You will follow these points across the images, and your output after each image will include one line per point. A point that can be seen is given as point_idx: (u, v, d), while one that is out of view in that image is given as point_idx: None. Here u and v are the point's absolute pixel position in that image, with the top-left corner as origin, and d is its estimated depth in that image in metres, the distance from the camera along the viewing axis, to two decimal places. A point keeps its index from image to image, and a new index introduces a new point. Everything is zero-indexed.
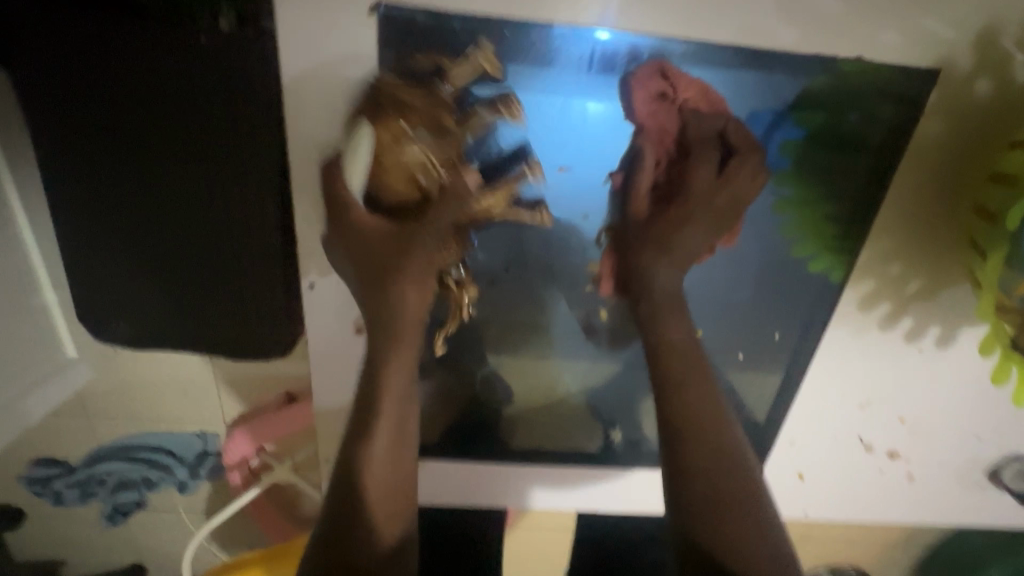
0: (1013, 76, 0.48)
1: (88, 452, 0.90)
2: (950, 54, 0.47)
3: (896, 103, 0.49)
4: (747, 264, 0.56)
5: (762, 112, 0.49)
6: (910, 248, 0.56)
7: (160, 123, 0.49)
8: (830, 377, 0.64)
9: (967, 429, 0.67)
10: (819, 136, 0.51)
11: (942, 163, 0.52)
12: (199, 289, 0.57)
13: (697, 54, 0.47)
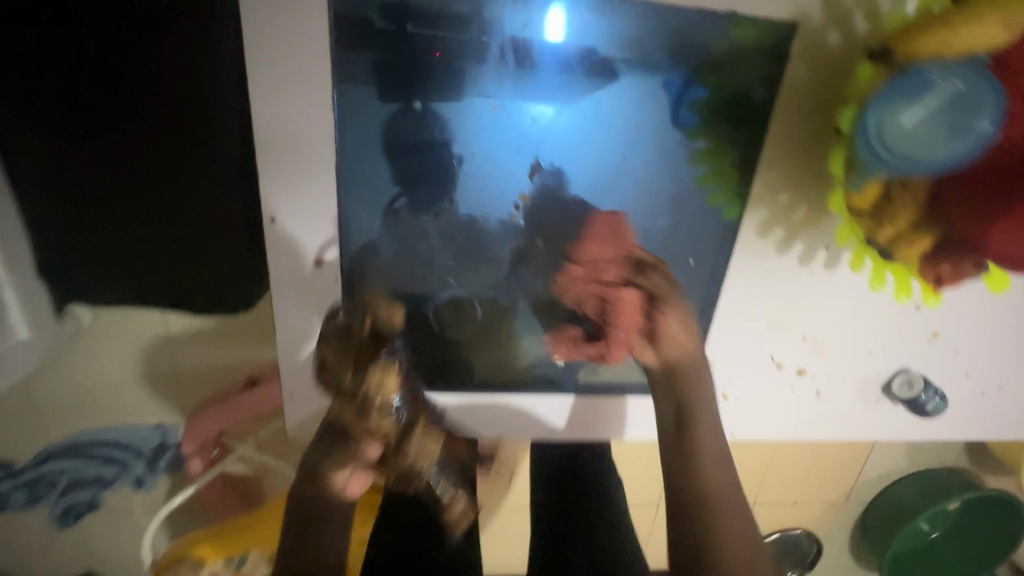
0: (857, 29, 0.57)
1: (34, 451, 0.87)
2: (803, 8, 0.55)
3: (769, 59, 0.58)
4: (653, 197, 0.64)
5: (670, 85, 0.59)
6: (793, 179, 0.63)
7: (115, 91, 0.53)
8: (737, 296, 0.69)
9: (865, 346, 0.72)
10: (718, 95, 0.60)
11: (809, 104, 0.60)
12: (165, 249, 0.61)
13: (632, 60, 0.58)
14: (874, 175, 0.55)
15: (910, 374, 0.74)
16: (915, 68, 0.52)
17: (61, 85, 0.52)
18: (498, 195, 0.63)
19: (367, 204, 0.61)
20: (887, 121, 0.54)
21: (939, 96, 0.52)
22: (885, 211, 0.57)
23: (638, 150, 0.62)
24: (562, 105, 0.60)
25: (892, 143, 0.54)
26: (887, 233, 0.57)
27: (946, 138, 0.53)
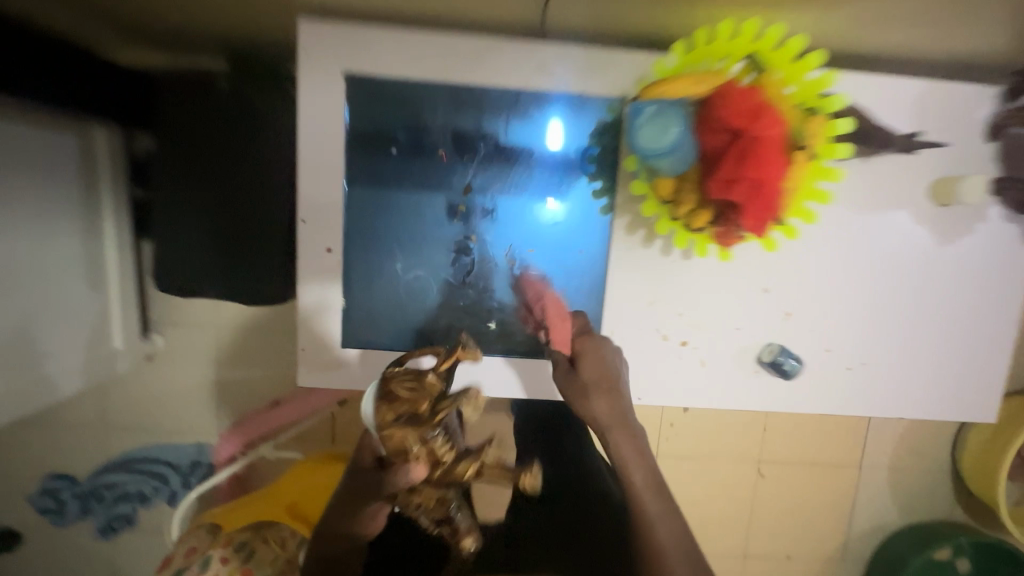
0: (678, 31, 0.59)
1: (93, 466, 1.04)
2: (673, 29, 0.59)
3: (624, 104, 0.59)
4: (583, 280, 0.64)
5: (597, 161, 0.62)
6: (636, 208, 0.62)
7: (213, 151, 0.78)
8: (624, 292, 0.64)
9: (760, 279, 0.64)
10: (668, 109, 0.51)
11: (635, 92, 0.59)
12: (239, 260, 0.80)
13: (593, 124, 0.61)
14: (668, 168, 0.52)
15: (779, 336, 0.66)
16: (641, 104, 0.52)
17: (184, 142, 0.79)
18: (444, 292, 0.67)
19: (377, 263, 0.66)
20: (646, 117, 0.52)
21: (676, 115, 0.50)
22: (694, 204, 0.53)
23: (573, 251, 0.64)
24: (562, 196, 0.64)
25: (653, 144, 0.51)
26: (697, 223, 0.54)
27: (681, 130, 0.50)
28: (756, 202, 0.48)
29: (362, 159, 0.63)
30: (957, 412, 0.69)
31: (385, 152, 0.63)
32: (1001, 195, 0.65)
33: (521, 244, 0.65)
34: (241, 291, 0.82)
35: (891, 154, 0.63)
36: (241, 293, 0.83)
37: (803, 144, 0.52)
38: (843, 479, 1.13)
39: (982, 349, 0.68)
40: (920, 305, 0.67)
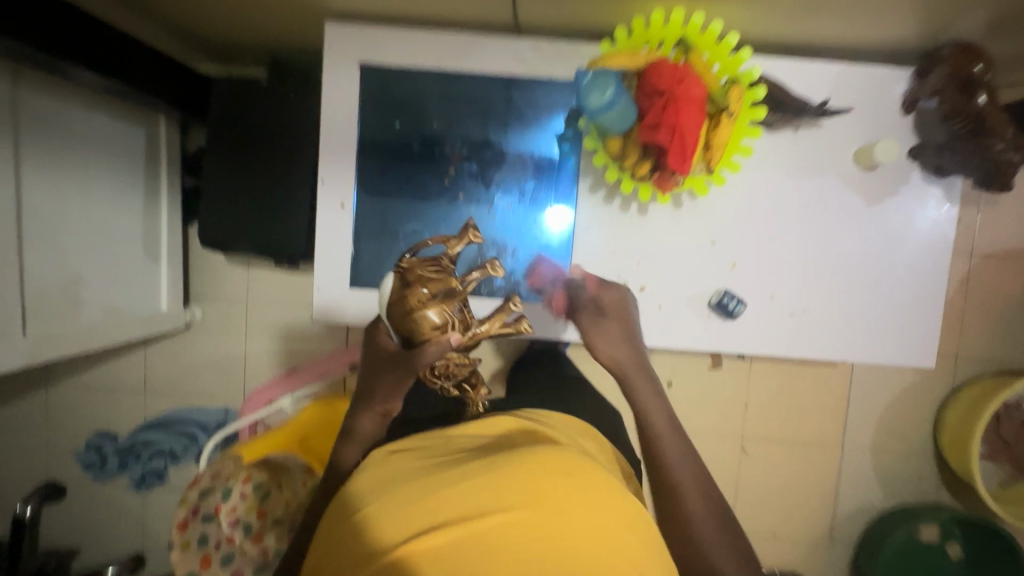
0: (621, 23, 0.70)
1: (134, 425, 1.17)
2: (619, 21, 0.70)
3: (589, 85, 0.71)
4: (566, 241, 0.76)
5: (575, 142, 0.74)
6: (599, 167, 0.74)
7: (249, 131, 0.89)
8: (588, 242, 0.75)
9: (706, 237, 0.75)
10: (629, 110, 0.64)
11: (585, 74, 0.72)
12: (269, 222, 0.90)
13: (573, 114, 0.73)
14: (613, 122, 0.63)
15: (726, 289, 0.75)
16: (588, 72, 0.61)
17: (224, 124, 0.89)
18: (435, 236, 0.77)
19: (382, 216, 0.78)
20: (587, 81, 0.61)
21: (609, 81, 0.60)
22: (641, 152, 0.65)
23: (562, 219, 0.76)
24: (547, 180, 0.76)
25: (595, 101, 0.61)
26: (643, 171, 0.66)
27: (616, 95, 0.61)
28: (676, 145, 0.61)
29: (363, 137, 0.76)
30: (894, 353, 0.77)
31: (383, 131, 0.77)
32: (916, 160, 0.73)
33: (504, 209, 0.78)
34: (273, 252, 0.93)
35: (813, 127, 0.72)
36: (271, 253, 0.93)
37: (723, 108, 0.64)
38: (827, 460, 1.17)
39: (917, 297, 0.76)
40: (858, 258, 0.75)
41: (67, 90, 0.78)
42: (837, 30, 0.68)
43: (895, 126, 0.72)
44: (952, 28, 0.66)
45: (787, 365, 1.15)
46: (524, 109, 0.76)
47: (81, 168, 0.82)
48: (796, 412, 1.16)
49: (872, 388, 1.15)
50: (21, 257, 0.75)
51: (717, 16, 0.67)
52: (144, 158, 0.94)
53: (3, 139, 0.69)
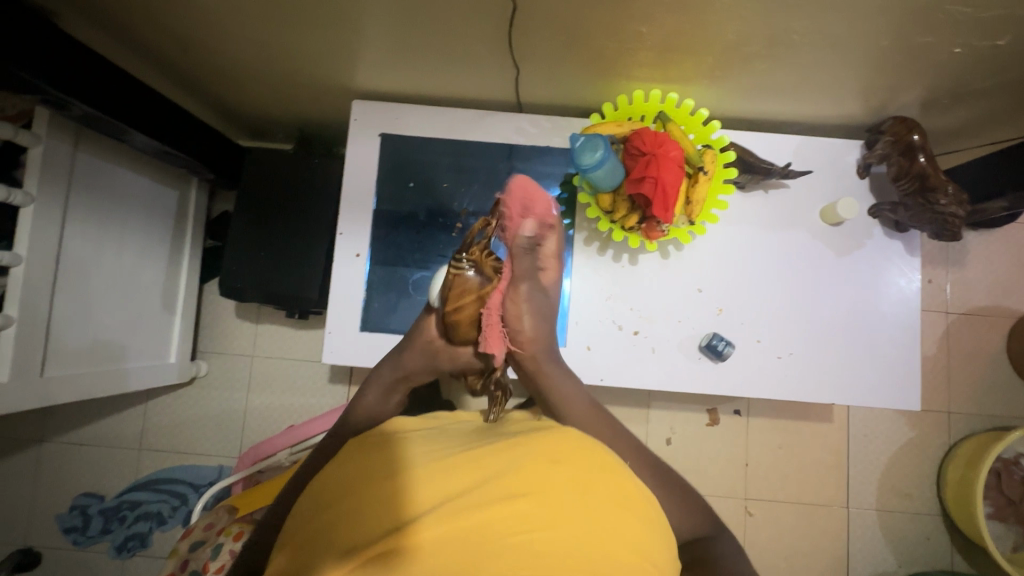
0: (606, 100, 0.82)
1: (124, 484, 1.14)
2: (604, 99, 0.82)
3: None
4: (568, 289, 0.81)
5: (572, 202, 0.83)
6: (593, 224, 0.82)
7: (270, 193, 0.96)
8: (585, 289, 0.81)
9: (692, 285, 0.81)
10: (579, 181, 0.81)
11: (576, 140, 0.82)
12: (282, 275, 0.96)
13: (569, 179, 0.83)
14: (601, 177, 0.71)
15: (716, 334, 0.80)
16: (578, 135, 0.71)
17: (248, 189, 0.97)
18: None
19: (393, 265, 0.84)
20: (578, 142, 0.70)
21: (598, 142, 0.70)
22: (628, 204, 0.73)
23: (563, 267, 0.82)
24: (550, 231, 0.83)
25: (584, 160, 0.70)
26: (631, 221, 0.74)
27: (604, 154, 0.70)
28: (659, 197, 0.69)
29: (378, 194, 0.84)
30: (877, 395, 0.81)
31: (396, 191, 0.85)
32: (877, 218, 0.81)
33: None
34: (285, 304, 0.98)
35: (781, 188, 0.82)
36: (284, 304, 0.98)
37: (699, 168, 0.73)
38: (834, 523, 1.15)
39: (893, 342, 0.81)
40: (835, 305, 0.81)
41: (118, 153, 0.87)
42: (793, 107, 0.80)
43: (853, 187, 0.82)
44: (891, 105, 0.77)
45: (784, 421, 1.16)
46: (525, 172, 0.84)
47: (120, 221, 0.90)
48: (797, 470, 1.15)
49: (869, 445, 1.16)
50: (52, 303, 0.79)
51: (689, 95, 0.78)
52: (174, 217, 1.02)
53: (56, 192, 0.76)
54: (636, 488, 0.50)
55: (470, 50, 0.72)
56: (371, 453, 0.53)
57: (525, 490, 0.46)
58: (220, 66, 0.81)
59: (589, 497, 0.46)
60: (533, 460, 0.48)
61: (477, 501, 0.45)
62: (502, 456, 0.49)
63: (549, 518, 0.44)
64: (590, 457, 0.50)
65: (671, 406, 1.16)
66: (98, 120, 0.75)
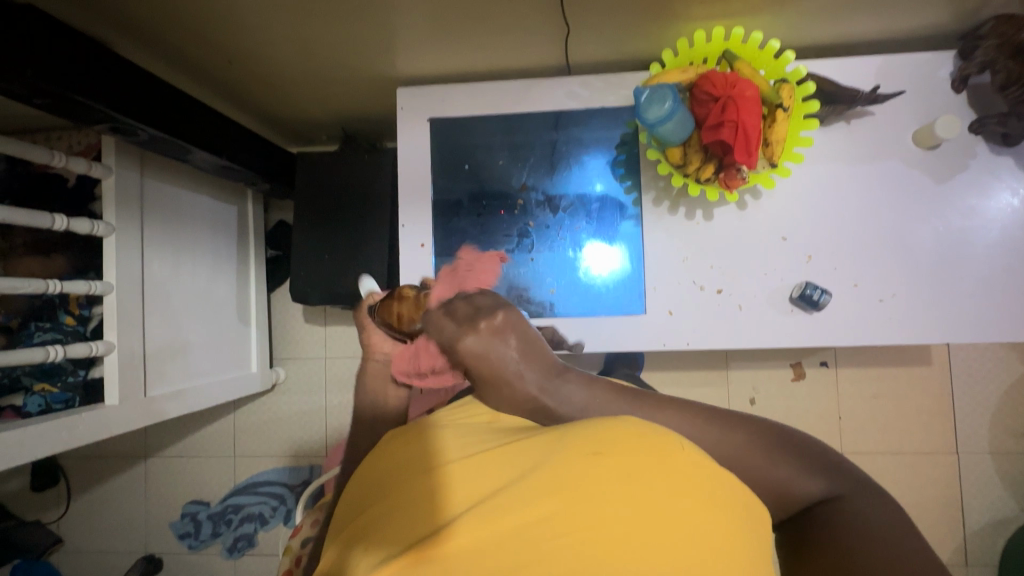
0: (660, 48, 0.76)
1: (226, 490, 1.20)
2: (657, 48, 0.77)
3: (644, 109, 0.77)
4: (640, 254, 0.78)
5: (633, 163, 0.79)
6: (660, 184, 0.77)
7: (324, 195, 0.96)
8: (661, 253, 0.77)
9: (771, 233, 0.76)
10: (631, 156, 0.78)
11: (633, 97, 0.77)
12: (348, 273, 0.96)
13: (628, 139, 0.79)
14: (671, 128, 0.67)
15: (807, 282, 0.75)
16: (639, 90, 0.67)
17: (302, 193, 0.97)
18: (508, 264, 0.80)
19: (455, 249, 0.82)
20: (643, 96, 0.66)
21: (665, 92, 0.66)
22: (701, 155, 0.69)
23: (630, 231, 0.80)
24: (614, 194, 0.80)
25: (651, 115, 0.66)
26: (707, 173, 0.70)
27: (672, 103, 0.66)
28: (740, 140, 0.65)
29: (434, 181, 0.82)
30: (999, 328, 0.74)
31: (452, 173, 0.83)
32: (980, 133, 0.73)
33: (568, 227, 0.81)
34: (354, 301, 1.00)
35: (865, 116, 0.75)
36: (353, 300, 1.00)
37: (777, 105, 0.68)
38: (944, 471, 1.07)
39: (1010, 270, 0.73)
40: (940, 236, 0.74)
41: (177, 175, 0.89)
42: (874, 23, 0.72)
43: (949, 104, 0.74)
44: (988, 5, 0.68)
45: (875, 368, 1.09)
46: (581, 138, 0.81)
47: (190, 241, 0.92)
48: (897, 418, 1.08)
49: (975, 385, 1.07)
50: (144, 327, 0.83)
51: (755, 27, 0.72)
52: (236, 232, 1.04)
53: (131, 219, 0.79)
54: (733, 487, 0.34)
55: (514, 14, 0.68)
56: (411, 441, 0.41)
57: (546, 509, 0.32)
58: (264, 73, 0.80)
59: (642, 509, 0.31)
60: (561, 466, 0.33)
61: (484, 524, 0.32)
62: (584, 439, 0.34)
63: (586, 546, 0.31)
64: (652, 445, 0.34)
65: (751, 364, 1.11)
66: (161, 142, 0.77)
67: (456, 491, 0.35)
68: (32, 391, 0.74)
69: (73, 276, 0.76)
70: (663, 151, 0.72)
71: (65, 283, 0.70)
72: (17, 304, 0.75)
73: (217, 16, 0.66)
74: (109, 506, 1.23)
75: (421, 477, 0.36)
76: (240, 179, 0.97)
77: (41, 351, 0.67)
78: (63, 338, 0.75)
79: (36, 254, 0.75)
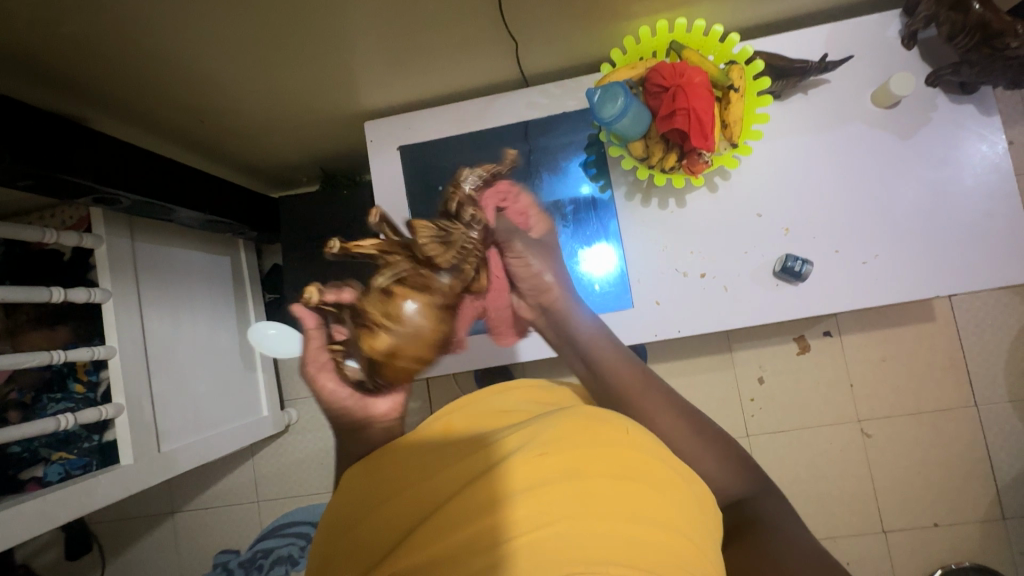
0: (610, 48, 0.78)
1: (254, 535, 1.22)
2: (607, 48, 0.78)
3: None
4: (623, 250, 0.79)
5: (602, 162, 0.80)
6: (630, 179, 0.79)
7: (311, 234, 0.99)
8: (640, 246, 0.79)
9: (746, 210, 0.77)
10: (600, 158, 0.80)
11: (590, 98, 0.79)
12: None
13: (593, 140, 0.80)
14: (629, 123, 0.69)
15: (789, 254, 0.75)
16: (590, 91, 0.68)
17: (289, 236, 1.00)
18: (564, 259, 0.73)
19: None
20: (596, 95, 0.68)
21: (615, 89, 0.67)
22: (663, 145, 0.71)
23: (610, 228, 0.80)
24: (590, 195, 0.81)
25: (606, 112, 0.68)
26: (671, 161, 0.72)
27: (624, 99, 0.67)
28: (695, 126, 0.67)
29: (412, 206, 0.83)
30: (989, 276, 0.73)
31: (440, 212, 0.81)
32: (938, 86, 0.74)
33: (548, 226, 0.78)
34: None
35: (820, 84, 0.76)
36: None
37: (728, 87, 0.70)
38: (964, 425, 1.06)
39: (991, 216, 0.73)
40: (917, 190, 0.74)
41: (167, 234, 0.93)
42: None
43: (902, 61, 0.75)
44: None
45: (881, 331, 1.08)
46: (549, 145, 0.81)
47: (187, 296, 0.95)
48: (909, 379, 1.07)
49: (984, 335, 1.06)
50: (151, 385, 0.85)
51: (698, 15, 0.74)
52: (232, 282, 1.07)
53: (126, 283, 0.82)
54: (677, 472, 0.46)
55: (461, 37, 0.71)
56: (420, 454, 0.48)
57: (515, 491, 0.40)
58: (234, 126, 0.83)
59: (611, 483, 0.41)
60: (522, 454, 0.43)
61: (471, 510, 0.40)
62: (567, 430, 0.45)
63: (551, 514, 0.39)
64: (588, 428, 0.45)
65: (755, 343, 1.10)
66: (145, 206, 0.80)
67: (476, 486, 0.42)
68: (50, 462, 0.78)
69: (76, 343, 0.79)
70: (625, 147, 0.74)
71: (69, 352, 0.72)
72: (27, 379, 0.79)
73: (181, 80, 0.69)
74: (143, 565, 1.25)
75: (443, 484, 0.43)
76: (228, 229, 1.00)
77: (53, 421, 0.69)
78: (73, 406, 0.78)
79: (42, 327, 0.79)
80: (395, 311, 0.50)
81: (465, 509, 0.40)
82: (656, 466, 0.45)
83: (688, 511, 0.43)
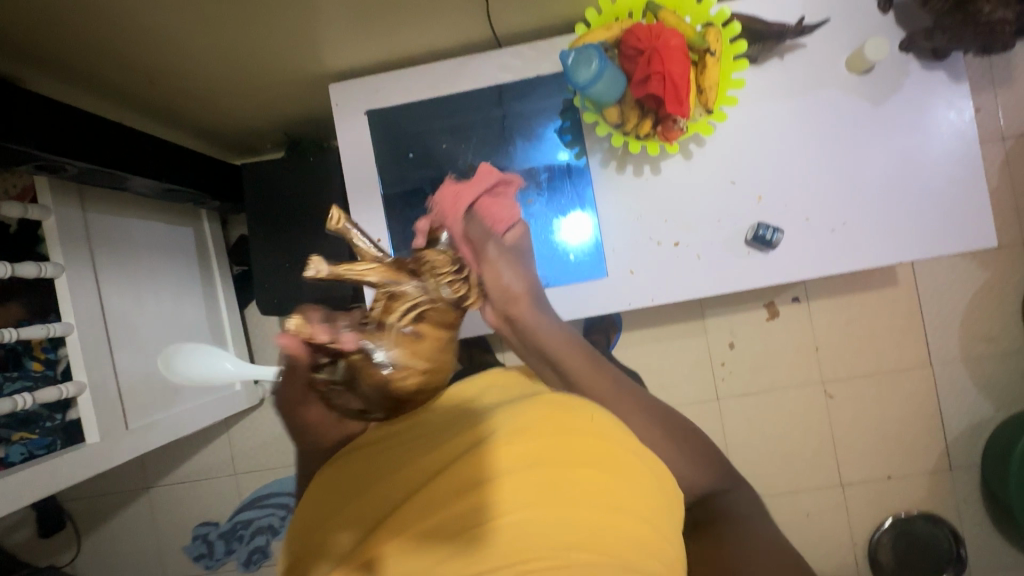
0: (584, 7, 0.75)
1: (232, 507, 1.22)
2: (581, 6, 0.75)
3: None
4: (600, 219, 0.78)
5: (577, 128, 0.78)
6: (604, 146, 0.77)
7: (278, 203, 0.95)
8: (615, 214, 0.78)
9: (717, 177, 0.76)
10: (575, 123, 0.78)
11: None
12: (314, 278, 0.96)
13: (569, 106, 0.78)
14: (604, 87, 0.67)
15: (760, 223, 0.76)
16: (563, 54, 0.66)
17: (253, 205, 0.96)
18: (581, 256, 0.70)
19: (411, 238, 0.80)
20: (570, 58, 0.66)
21: (590, 52, 0.65)
22: (638, 113, 0.70)
23: (585, 196, 0.79)
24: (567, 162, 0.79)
25: (581, 76, 0.66)
26: (645, 128, 0.71)
27: (598, 62, 0.65)
28: (670, 90, 0.66)
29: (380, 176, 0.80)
30: (948, 242, 0.76)
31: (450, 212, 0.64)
32: (910, 52, 0.74)
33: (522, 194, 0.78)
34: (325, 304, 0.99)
35: (796, 49, 0.74)
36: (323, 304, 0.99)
37: (705, 51, 0.68)
38: (919, 384, 1.11)
39: (956, 182, 0.75)
40: (885, 157, 0.75)
41: (121, 204, 0.88)
42: None
43: (876, 26, 0.74)
44: None
45: (846, 296, 1.11)
46: (522, 112, 0.79)
47: (147, 270, 0.91)
48: (871, 340, 1.11)
49: (941, 298, 1.10)
50: (114, 363, 0.82)
51: None
52: (196, 254, 1.03)
53: (78, 257, 0.78)
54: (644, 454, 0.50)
55: None
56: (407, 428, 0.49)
57: (475, 485, 0.43)
58: (186, 89, 0.78)
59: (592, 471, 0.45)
60: (506, 437, 0.45)
61: (461, 488, 0.43)
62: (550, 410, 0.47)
63: (529, 498, 0.43)
64: (558, 417, 0.47)
65: (727, 309, 1.13)
66: (94, 174, 0.75)
67: (466, 468, 0.44)
68: (11, 442, 0.73)
69: (31, 320, 0.74)
70: (599, 113, 0.73)
71: (20, 329, 0.69)
72: None
73: (122, 39, 0.64)
74: (119, 540, 1.24)
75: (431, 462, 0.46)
76: (187, 199, 0.95)
77: (9, 401, 0.67)
78: (33, 384, 0.74)
79: None
80: (420, 353, 0.42)
81: (454, 494, 0.43)
82: (628, 449, 0.48)
83: (651, 490, 0.47)
